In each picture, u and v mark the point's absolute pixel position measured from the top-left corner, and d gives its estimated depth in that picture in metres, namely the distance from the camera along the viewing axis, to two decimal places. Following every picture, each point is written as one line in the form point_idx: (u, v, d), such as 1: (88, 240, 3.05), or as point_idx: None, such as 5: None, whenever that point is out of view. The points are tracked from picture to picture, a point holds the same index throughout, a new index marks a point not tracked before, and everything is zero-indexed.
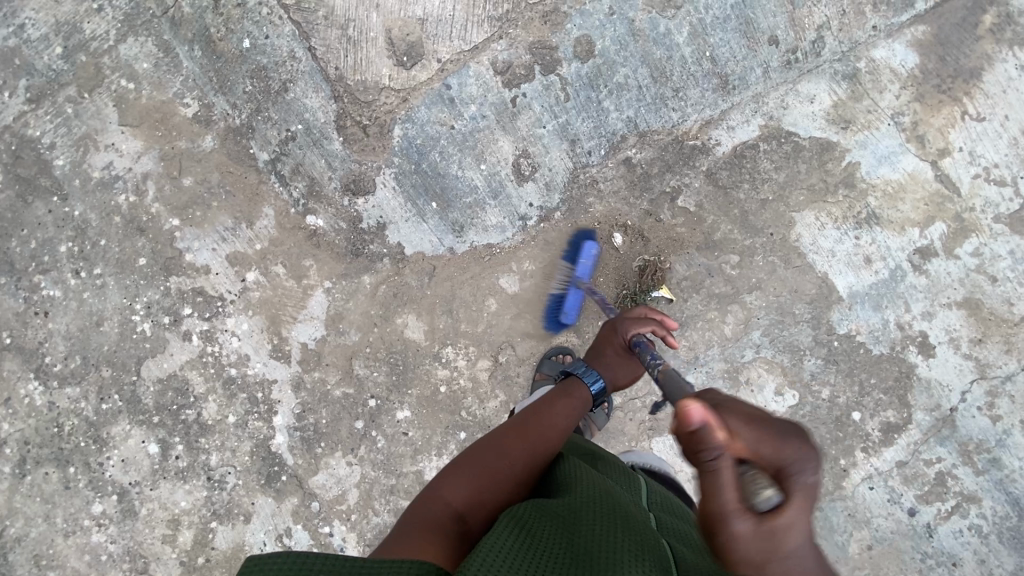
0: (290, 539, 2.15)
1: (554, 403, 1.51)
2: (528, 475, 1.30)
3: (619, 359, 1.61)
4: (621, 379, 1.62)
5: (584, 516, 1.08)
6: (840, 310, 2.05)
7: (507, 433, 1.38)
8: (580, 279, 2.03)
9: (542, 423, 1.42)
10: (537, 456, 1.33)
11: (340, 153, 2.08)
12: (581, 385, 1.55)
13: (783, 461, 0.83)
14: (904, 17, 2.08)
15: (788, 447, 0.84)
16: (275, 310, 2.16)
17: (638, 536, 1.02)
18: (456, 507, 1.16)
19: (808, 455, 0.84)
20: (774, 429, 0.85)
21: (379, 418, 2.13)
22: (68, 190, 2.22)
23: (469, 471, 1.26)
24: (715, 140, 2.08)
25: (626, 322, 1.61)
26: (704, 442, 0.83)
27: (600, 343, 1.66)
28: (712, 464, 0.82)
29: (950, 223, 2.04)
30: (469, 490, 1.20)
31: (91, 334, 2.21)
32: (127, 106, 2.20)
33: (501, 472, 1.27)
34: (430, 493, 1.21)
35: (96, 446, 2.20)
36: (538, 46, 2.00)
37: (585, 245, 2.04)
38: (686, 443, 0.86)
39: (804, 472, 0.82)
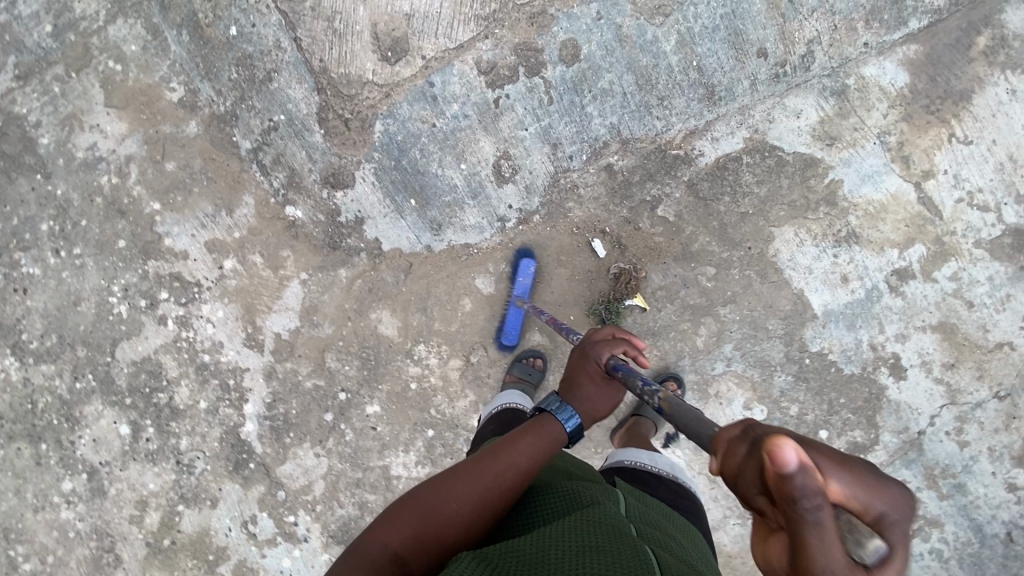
0: (255, 526, 2.17)
1: (519, 437, 1.32)
2: (474, 520, 1.17)
3: (595, 389, 1.44)
4: (599, 412, 1.44)
5: (552, 548, 1.01)
6: (814, 328, 2.04)
7: (461, 470, 1.24)
8: (519, 297, 2.09)
9: (500, 460, 1.25)
10: (487, 498, 1.19)
11: (321, 146, 2.08)
12: (554, 421, 1.36)
13: (883, 509, 0.68)
14: (896, 35, 2.05)
15: (888, 489, 0.70)
16: (250, 299, 2.16)
17: (613, 556, 0.97)
18: (391, 548, 1.10)
19: (903, 498, 0.71)
20: (867, 471, 0.71)
21: (348, 411, 2.14)
22: (52, 169, 2.23)
23: (409, 510, 1.17)
24: (698, 151, 2.07)
25: (597, 348, 1.46)
26: (803, 490, 0.65)
27: (572, 373, 1.48)
28: (814, 519, 0.65)
29: (930, 245, 2.03)
30: (408, 532, 1.13)
31: (68, 314, 2.22)
32: (113, 87, 2.20)
33: (443, 515, 1.16)
34: (376, 529, 1.15)
35: (69, 425, 2.22)
36: (523, 47, 1.98)
37: (521, 263, 2.09)
38: (774, 489, 0.67)
39: (903, 521, 0.69)
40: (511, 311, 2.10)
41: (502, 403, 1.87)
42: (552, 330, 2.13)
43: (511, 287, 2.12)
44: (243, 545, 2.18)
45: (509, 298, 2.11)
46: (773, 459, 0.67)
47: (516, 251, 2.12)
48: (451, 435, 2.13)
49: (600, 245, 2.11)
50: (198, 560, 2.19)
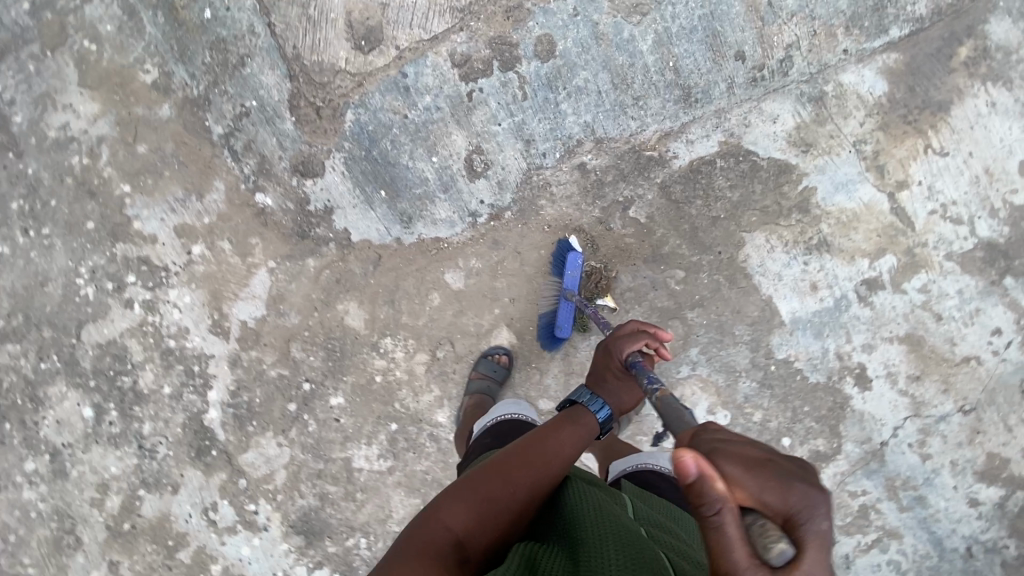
0: (216, 513, 2.17)
1: (560, 426, 1.40)
2: (526, 507, 1.24)
3: (622, 382, 1.52)
4: (627, 404, 1.51)
5: (580, 553, 1.03)
6: (781, 335, 2.04)
7: (511, 457, 1.30)
8: (569, 290, 2.01)
9: (548, 448, 1.33)
10: (537, 486, 1.27)
11: (292, 134, 2.06)
12: (587, 412, 1.44)
13: (789, 508, 0.77)
14: (877, 42, 2.02)
15: (795, 488, 0.78)
16: (218, 285, 2.15)
17: (633, 550, 1.01)
18: (455, 534, 1.14)
19: (814, 495, 0.78)
20: (776, 471, 0.80)
21: (312, 402, 2.13)
22: (24, 147, 2.21)
23: (468, 493, 1.22)
24: (673, 152, 2.06)
25: (620, 343, 1.54)
26: (703, 493, 0.77)
27: (599, 369, 1.57)
28: (716, 520, 0.77)
29: (900, 256, 2.02)
30: (471, 517, 1.17)
31: (35, 294, 2.20)
32: (87, 67, 2.17)
33: (501, 501, 1.22)
34: (433, 510, 1.20)
35: (33, 405, 2.21)
36: (498, 41, 1.96)
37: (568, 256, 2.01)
38: (686, 494, 0.80)
39: (813, 518, 0.76)
40: (561, 304, 2.03)
41: (498, 415, 1.79)
42: (520, 327, 2.13)
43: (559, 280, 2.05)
44: (203, 531, 2.18)
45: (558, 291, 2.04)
46: (677, 468, 0.79)
47: (561, 244, 2.06)
48: (415, 430, 2.13)
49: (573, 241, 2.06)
50: (157, 545, 2.19)
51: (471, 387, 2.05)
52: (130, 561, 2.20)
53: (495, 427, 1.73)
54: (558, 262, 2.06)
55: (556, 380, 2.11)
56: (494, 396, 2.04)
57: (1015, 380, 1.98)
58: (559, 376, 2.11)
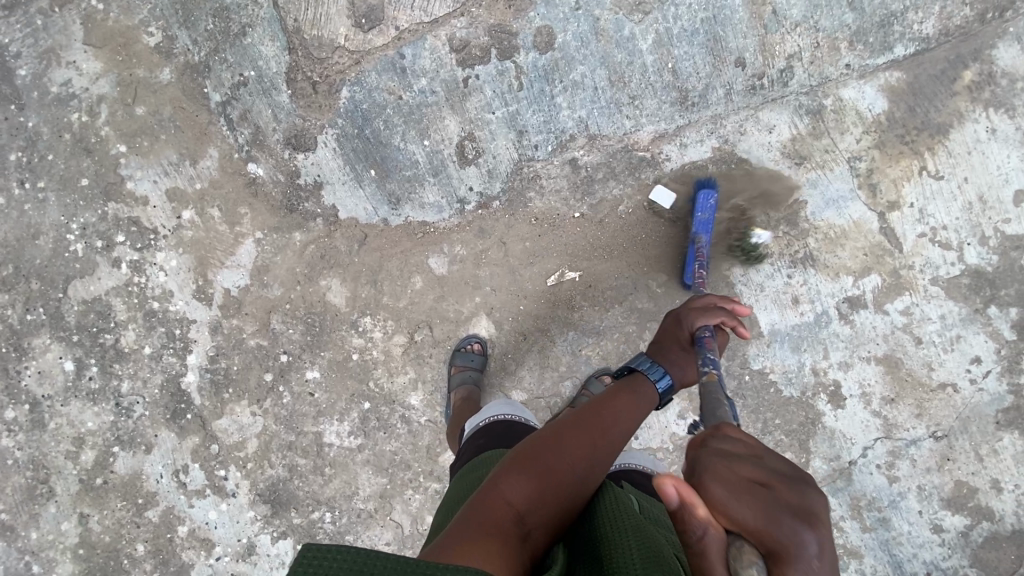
0: (185, 476, 2.20)
1: (614, 399, 1.37)
2: (585, 482, 1.19)
3: (684, 356, 1.52)
4: (689, 377, 1.50)
5: (603, 555, 1.01)
6: (758, 346, 2.03)
7: (570, 430, 1.24)
8: (699, 233, 1.98)
9: (605, 420, 1.29)
10: (596, 460, 1.22)
11: (288, 106, 2.07)
12: (647, 381, 1.44)
13: (775, 542, 0.73)
14: (881, 59, 2.01)
15: (782, 520, 0.73)
16: (204, 251, 2.17)
17: (649, 545, 1.03)
18: (517, 508, 1.07)
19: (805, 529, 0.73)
20: (768, 499, 0.76)
21: (288, 374, 2.15)
22: (26, 101, 2.24)
23: (529, 467, 1.15)
24: (665, 155, 2.05)
25: (692, 317, 1.55)
26: (687, 515, 0.79)
27: (665, 338, 1.57)
28: (699, 540, 0.78)
29: (885, 277, 2.01)
30: (531, 493, 1.10)
31: (26, 246, 2.24)
32: (93, 26, 2.20)
33: (563, 474, 1.16)
34: (489, 488, 1.11)
35: (16, 355, 2.24)
36: (497, 29, 1.96)
37: (702, 196, 1.98)
38: (675, 514, 0.81)
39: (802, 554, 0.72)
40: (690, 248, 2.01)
41: (488, 416, 1.78)
42: (500, 316, 2.13)
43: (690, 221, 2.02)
44: (172, 493, 2.21)
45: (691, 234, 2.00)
46: (661, 491, 0.81)
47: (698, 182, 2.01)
48: (387, 410, 2.14)
49: (666, 191, 2.04)
50: (127, 501, 2.23)
51: (454, 383, 2.05)
52: (100, 515, 2.24)
53: (484, 429, 1.72)
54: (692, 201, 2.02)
55: (531, 373, 2.12)
56: (478, 385, 2.05)
57: (988, 410, 1.97)
58: (534, 368, 2.11)
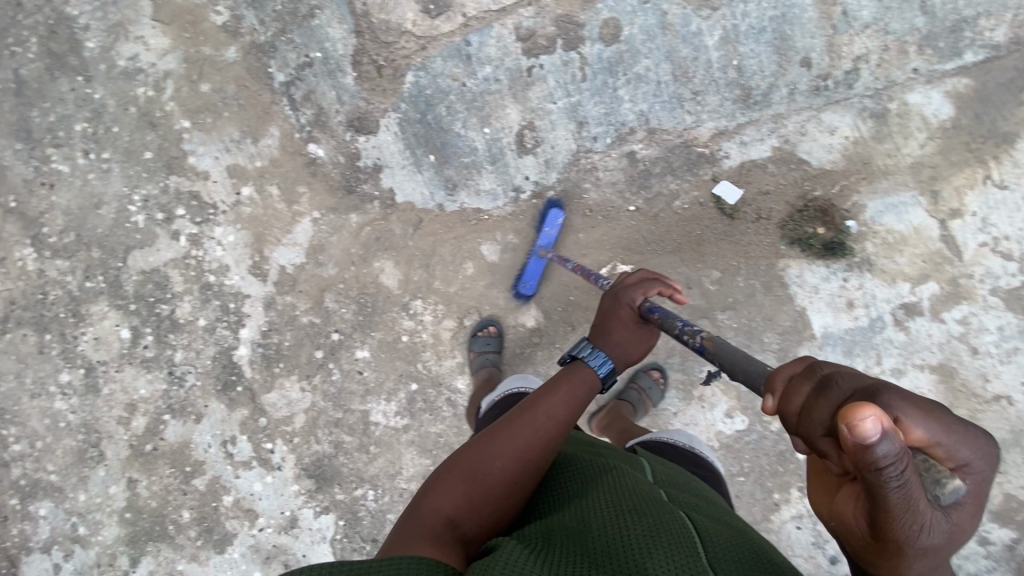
0: (233, 447, 2.25)
1: (552, 388, 1.34)
2: (518, 478, 1.21)
3: (630, 332, 1.44)
4: (632, 354, 1.43)
5: (590, 516, 1.06)
6: (809, 348, 2.03)
7: (500, 430, 1.27)
8: (541, 247, 2.09)
9: (538, 416, 1.28)
10: (528, 455, 1.23)
11: (352, 89, 2.09)
12: (586, 368, 1.37)
13: (957, 453, 0.72)
14: (949, 65, 1.99)
15: (960, 433, 0.73)
16: (262, 228, 2.21)
17: (651, 519, 1.01)
18: (444, 514, 1.12)
19: (975, 437, 0.74)
20: (942, 417, 0.73)
21: (338, 352, 2.19)
22: (93, 73, 2.29)
23: (458, 476, 1.20)
24: (725, 152, 2.05)
25: (630, 292, 1.45)
26: (886, 458, 0.64)
27: (604, 319, 1.46)
28: (899, 485, 0.66)
29: (943, 285, 1.99)
30: (457, 499, 1.15)
31: (88, 215, 2.29)
32: (162, 3, 2.25)
33: (489, 475, 1.19)
34: (419, 501, 1.16)
35: (74, 320, 2.30)
36: (564, 20, 1.94)
37: (550, 213, 2.09)
38: (858, 458, 0.66)
39: (975, 460, 0.73)
40: (531, 260, 2.12)
41: (503, 390, 1.83)
42: (548, 305, 2.18)
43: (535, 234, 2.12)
44: (219, 463, 2.26)
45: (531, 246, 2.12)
46: (852, 432, 0.64)
47: (545, 201, 2.12)
48: (433, 392, 2.19)
49: (733, 185, 2.04)
50: (175, 469, 2.28)
51: (475, 367, 2.10)
52: (148, 480, 2.29)
53: (502, 403, 1.77)
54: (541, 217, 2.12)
55: None
56: (498, 366, 2.11)
57: None
58: None
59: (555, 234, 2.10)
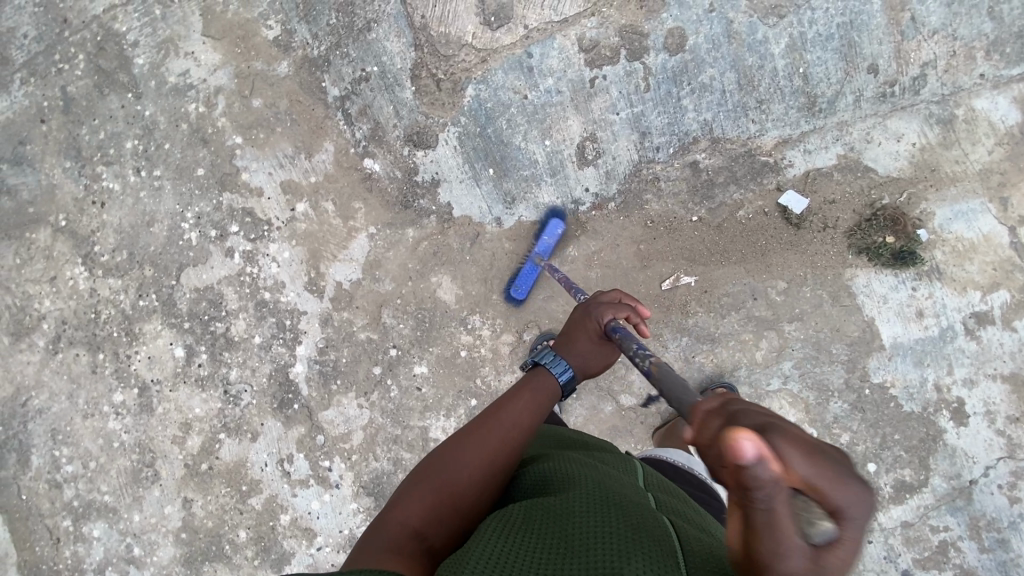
0: (290, 465, 2.23)
1: (513, 397, 1.39)
2: (485, 484, 1.20)
3: (593, 346, 1.50)
4: (592, 367, 1.51)
5: (573, 501, 1.04)
6: (879, 359, 1.99)
7: (464, 436, 1.28)
8: (539, 254, 2.06)
9: (501, 424, 1.31)
10: (494, 464, 1.23)
11: (411, 103, 2.09)
12: (547, 374, 1.46)
13: (843, 504, 0.67)
14: (1016, 70, 1.95)
15: (851, 485, 0.67)
16: (318, 244, 2.19)
17: (635, 518, 0.99)
18: (413, 526, 1.09)
19: (868, 493, 0.69)
20: (836, 463, 0.69)
21: (396, 368, 2.17)
22: (143, 89, 2.27)
23: (427, 483, 1.18)
24: (789, 161, 2.01)
25: (601, 308, 1.51)
26: (756, 481, 0.66)
27: (570, 331, 1.53)
28: (767, 510, 0.66)
29: (1014, 292, 1.96)
30: (427, 509, 1.13)
31: (141, 233, 2.28)
32: (212, 18, 2.24)
33: (458, 483, 1.18)
34: (387, 510, 1.14)
35: (128, 339, 2.29)
36: (629, 30, 1.95)
37: (550, 222, 2.07)
38: (734, 477, 0.68)
39: (865, 515, 0.68)
40: (527, 266, 2.09)
41: None
42: None
43: (533, 241, 2.10)
44: (276, 481, 2.23)
45: (528, 251, 2.10)
46: (730, 451, 0.67)
47: (546, 209, 2.10)
48: None
49: (798, 195, 2.00)
50: (231, 488, 2.26)
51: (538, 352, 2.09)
52: (203, 500, 2.27)
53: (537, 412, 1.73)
54: (539, 226, 2.10)
55: (641, 378, 2.09)
56: None
57: None
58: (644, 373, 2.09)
59: (553, 243, 2.08)
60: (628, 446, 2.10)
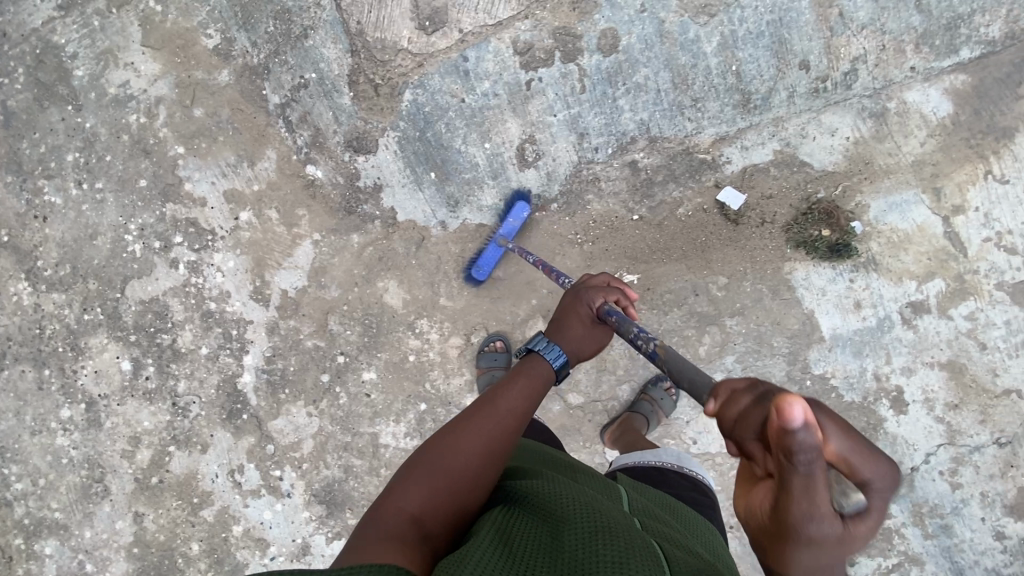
0: (241, 476, 2.22)
1: (508, 384, 1.35)
2: (481, 477, 1.15)
3: (585, 330, 1.52)
4: (585, 352, 1.51)
5: (565, 531, 1.04)
6: (819, 350, 2.01)
7: (464, 418, 1.23)
8: (502, 236, 2.06)
9: (496, 411, 1.26)
10: (491, 448, 1.19)
11: (349, 109, 2.09)
12: (542, 360, 1.42)
13: (869, 477, 0.76)
14: (946, 62, 1.98)
15: (873, 459, 0.77)
16: (262, 252, 2.19)
17: (623, 546, 0.99)
18: (412, 511, 1.05)
19: (886, 468, 0.79)
20: (860, 438, 0.78)
21: (344, 375, 2.17)
22: (83, 101, 2.25)
23: (424, 469, 1.13)
24: (726, 158, 2.04)
25: (591, 292, 1.54)
26: (802, 447, 0.69)
27: (562, 316, 1.55)
28: (805, 474, 0.71)
29: (949, 281, 1.99)
30: (426, 494, 1.08)
31: (84, 246, 2.25)
32: (151, 28, 2.22)
33: (453, 469, 1.13)
34: (383, 496, 1.08)
35: (73, 354, 2.26)
36: (562, 32, 1.96)
37: (515, 205, 2.06)
38: (777, 442, 0.71)
39: (884, 488, 0.78)
40: (489, 247, 2.08)
41: None
42: (555, 319, 2.13)
43: (497, 223, 2.09)
44: (227, 492, 2.22)
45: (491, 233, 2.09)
46: (780, 416, 0.70)
47: (522, 196, 2.09)
48: (443, 411, 2.15)
49: (736, 191, 2.03)
50: (183, 501, 2.24)
51: (482, 385, 2.08)
52: (155, 514, 2.25)
53: None
54: (504, 209, 2.09)
55: (587, 377, 2.10)
56: None
57: None
58: (590, 372, 2.10)
59: (517, 226, 2.07)
60: (576, 444, 2.11)
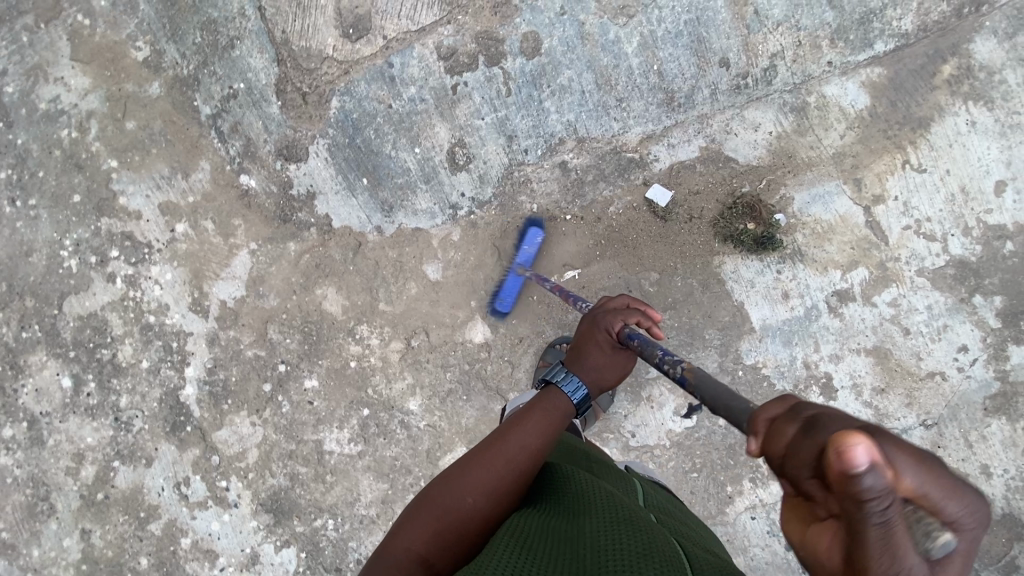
0: (187, 488, 2.21)
1: (523, 419, 1.31)
2: (488, 514, 1.16)
3: (607, 357, 1.41)
4: (608, 380, 1.41)
5: (584, 523, 1.03)
6: (750, 341, 2.06)
7: (480, 453, 1.24)
8: (520, 264, 2.08)
9: (510, 445, 1.24)
10: (501, 488, 1.19)
11: (278, 118, 2.11)
12: (559, 394, 1.36)
13: (951, 515, 0.59)
14: (862, 56, 2.03)
15: (955, 495, 0.60)
16: (199, 264, 2.19)
17: (645, 538, 0.97)
18: (417, 553, 1.07)
19: (969, 502, 0.61)
20: (938, 468, 0.61)
21: (287, 383, 2.18)
22: (14, 118, 2.23)
23: (434, 506, 1.16)
24: (654, 156, 2.07)
25: (609, 317, 1.43)
26: (874, 494, 0.53)
27: (580, 342, 1.45)
28: (881, 523, 0.54)
29: (872, 270, 2.04)
30: (428, 534, 1.11)
31: (20, 264, 2.23)
32: (80, 41, 2.20)
33: (461, 511, 1.14)
34: (393, 532, 1.13)
35: (13, 372, 2.25)
36: (484, 36, 2.03)
37: (529, 232, 2.08)
38: (838, 488, 0.56)
39: (964, 524, 0.60)
40: (509, 278, 2.10)
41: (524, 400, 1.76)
42: (494, 320, 2.13)
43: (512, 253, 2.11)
44: (174, 505, 2.22)
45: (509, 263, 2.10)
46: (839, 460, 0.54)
47: (456, 200, 2.12)
48: (385, 416, 2.16)
49: (663, 189, 2.06)
50: (129, 515, 2.23)
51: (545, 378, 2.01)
52: (102, 530, 2.24)
53: None
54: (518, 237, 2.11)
55: (528, 374, 2.11)
56: None
57: (977, 397, 2.01)
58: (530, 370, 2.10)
59: (534, 252, 2.09)
60: None
